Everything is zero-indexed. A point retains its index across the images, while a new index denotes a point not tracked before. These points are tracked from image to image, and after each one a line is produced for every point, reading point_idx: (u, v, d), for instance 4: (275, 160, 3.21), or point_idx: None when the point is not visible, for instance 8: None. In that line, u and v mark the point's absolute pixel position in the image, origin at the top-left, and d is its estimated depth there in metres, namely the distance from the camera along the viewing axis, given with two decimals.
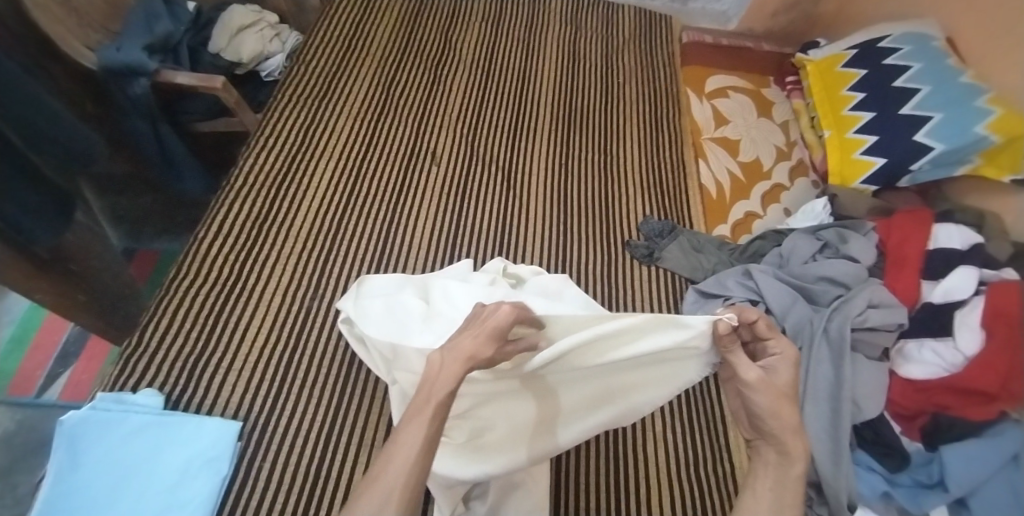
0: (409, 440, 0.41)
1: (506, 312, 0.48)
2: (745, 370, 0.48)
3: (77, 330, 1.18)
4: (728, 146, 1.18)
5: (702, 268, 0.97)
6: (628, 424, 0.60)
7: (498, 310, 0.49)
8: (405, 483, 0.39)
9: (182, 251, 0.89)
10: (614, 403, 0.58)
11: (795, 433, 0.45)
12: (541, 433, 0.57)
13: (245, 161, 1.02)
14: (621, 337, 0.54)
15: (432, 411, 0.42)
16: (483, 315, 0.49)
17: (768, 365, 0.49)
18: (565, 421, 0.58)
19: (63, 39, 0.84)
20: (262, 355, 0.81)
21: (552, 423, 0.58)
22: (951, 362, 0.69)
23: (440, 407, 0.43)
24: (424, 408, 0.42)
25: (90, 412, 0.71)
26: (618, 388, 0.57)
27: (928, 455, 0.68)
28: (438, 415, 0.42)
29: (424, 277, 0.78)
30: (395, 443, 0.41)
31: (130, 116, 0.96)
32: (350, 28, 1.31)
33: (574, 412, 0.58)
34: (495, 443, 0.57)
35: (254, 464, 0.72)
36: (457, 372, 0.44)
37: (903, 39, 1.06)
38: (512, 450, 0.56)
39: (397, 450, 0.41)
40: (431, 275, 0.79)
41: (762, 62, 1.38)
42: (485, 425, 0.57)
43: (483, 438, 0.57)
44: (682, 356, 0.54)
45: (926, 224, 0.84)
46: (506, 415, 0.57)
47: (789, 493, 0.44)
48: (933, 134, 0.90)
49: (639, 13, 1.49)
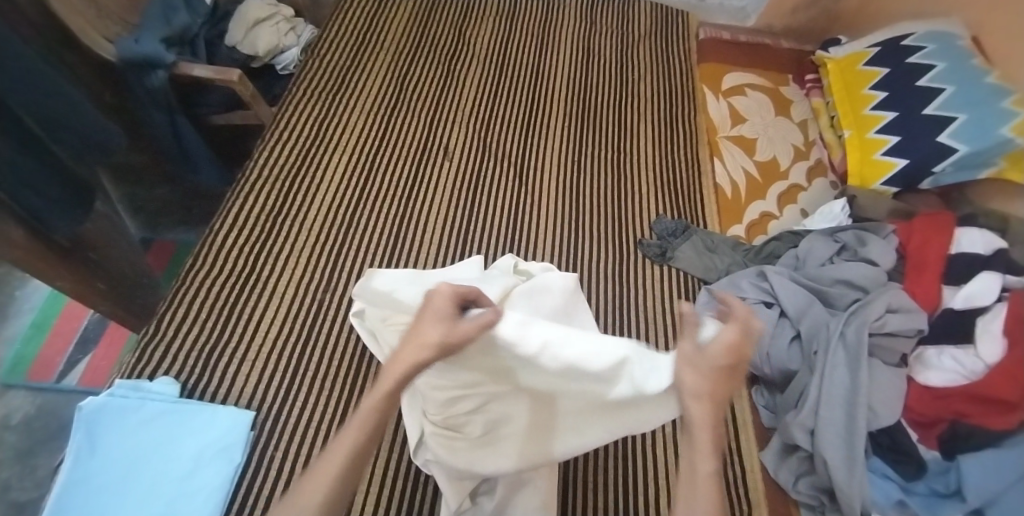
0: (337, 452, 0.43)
1: (446, 295, 0.46)
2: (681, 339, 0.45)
3: (96, 318, 1.20)
4: (744, 145, 1.17)
5: (715, 268, 0.96)
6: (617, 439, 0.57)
7: (436, 294, 0.46)
8: (322, 501, 0.42)
9: (198, 243, 0.90)
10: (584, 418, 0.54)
11: (694, 397, 0.44)
12: (541, 438, 0.56)
13: (260, 155, 1.02)
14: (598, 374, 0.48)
15: (362, 421, 0.44)
16: (428, 307, 0.46)
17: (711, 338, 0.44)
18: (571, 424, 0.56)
19: (82, 31, 0.85)
20: (275, 347, 0.82)
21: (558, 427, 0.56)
22: (970, 369, 0.67)
23: (372, 419, 0.44)
24: (356, 421, 0.45)
25: (107, 399, 0.72)
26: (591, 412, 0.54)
27: (945, 463, 0.67)
28: (368, 425, 0.45)
29: (433, 278, 0.75)
30: (320, 462, 0.44)
31: (147, 107, 0.97)
32: (365, 22, 1.31)
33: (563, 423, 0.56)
34: (511, 438, 0.57)
35: (265, 454, 0.72)
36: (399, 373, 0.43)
37: (927, 38, 1.04)
38: (526, 452, 0.56)
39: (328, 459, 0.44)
40: (441, 274, 0.76)
41: (781, 59, 1.35)
42: (501, 419, 0.57)
43: (496, 433, 0.57)
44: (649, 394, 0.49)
45: (948, 228, 0.82)
46: (517, 412, 0.56)
47: (698, 457, 0.42)
48: (956, 135, 0.88)
49: (655, 9, 1.47)
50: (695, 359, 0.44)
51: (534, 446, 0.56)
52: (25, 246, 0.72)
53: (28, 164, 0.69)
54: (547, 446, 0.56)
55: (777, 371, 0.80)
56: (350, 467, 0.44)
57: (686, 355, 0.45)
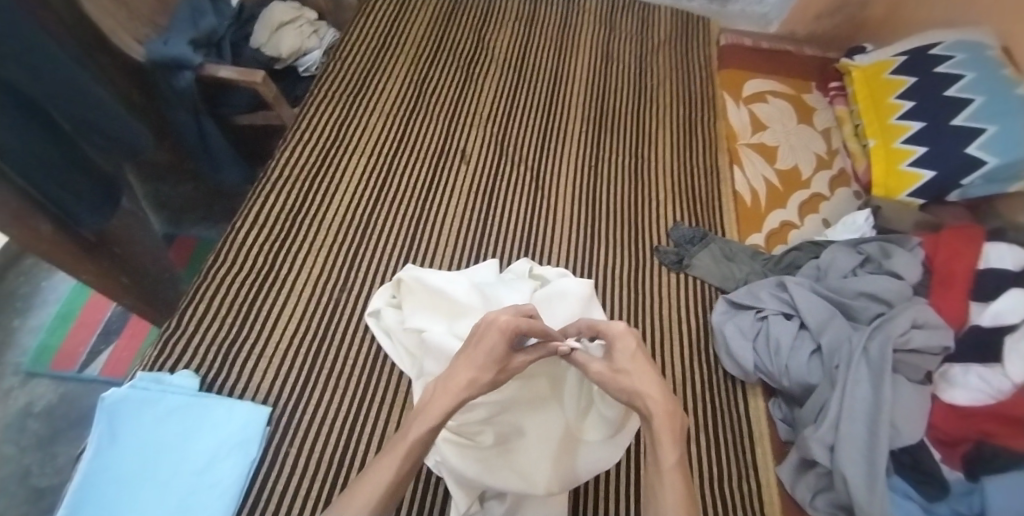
0: (379, 475, 0.43)
1: (504, 328, 0.48)
2: (590, 363, 0.50)
3: (118, 310, 1.23)
4: (765, 153, 1.15)
5: (734, 278, 0.95)
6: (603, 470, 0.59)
7: (494, 325, 0.48)
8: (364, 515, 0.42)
9: (220, 240, 0.91)
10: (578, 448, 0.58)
11: (636, 391, 0.46)
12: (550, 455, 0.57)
13: (281, 155, 1.04)
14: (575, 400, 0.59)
15: (407, 449, 0.44)
16: (481, 333, 0.49)
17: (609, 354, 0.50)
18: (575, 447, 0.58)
19: (113, 31, 0.87)
20: (291, 345, 0.83)
21: (562, 452, 0.57)
22: (997, 388, 0.65)
23: (415, 445, 0.44)
24: (398, 448, 0.44)
25: (129, 391, 0.73)
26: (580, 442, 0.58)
27: (969, 485, 0.65)
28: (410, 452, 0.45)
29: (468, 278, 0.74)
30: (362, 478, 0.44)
31: (174, 107, 0.99)
32: (386, 25, 1.33)
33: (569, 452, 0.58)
34: (522, 452, 0.58)
35: (279, 450, 0.73)
36: (444, 406, 0.45)
37: (955, 47, 1.01)
38: (534, 470, 0.56)
39: (368, 478, 0.43)
40: (470, 275, 0.76)
41: (804, 66, 1.33)
42: (512, 431, 0.58)
43: (509, 448, 0.58)
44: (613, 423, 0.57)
45: (977, 240, 0.79)
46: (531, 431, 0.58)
47: (662, 449, 0.43)
48: (985, 147, 0.87)
49: (676, 14, 1.47)
50: (614, 370, 0.49)
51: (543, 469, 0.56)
52: (54, 240, 0.74)
53: (58, 160, 0.71)
54: (553, 472, 0.57)
55: (796, 384, 0.78)
56: (393, 489, 0.43)
57: (605, 371, 0.49)
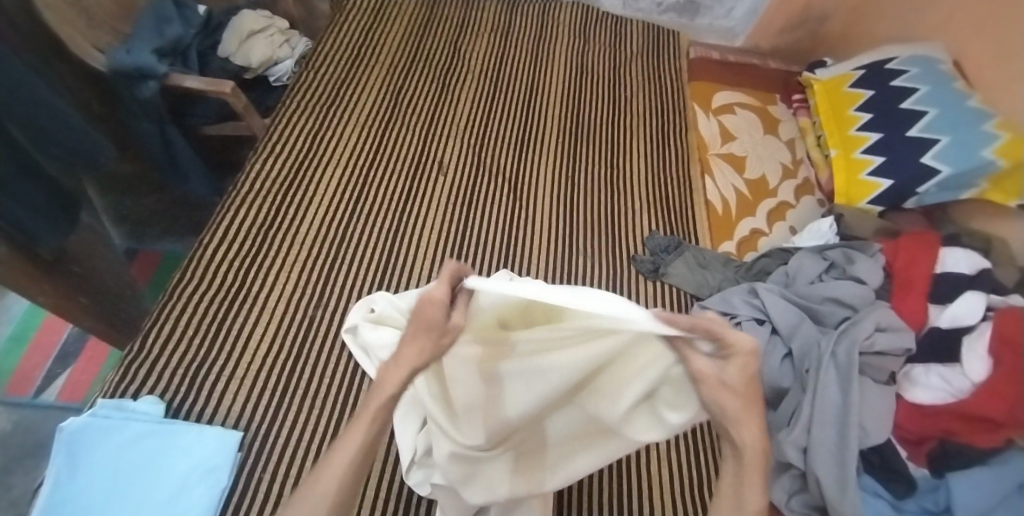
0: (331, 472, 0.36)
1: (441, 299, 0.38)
2: (691, 358, 0.36)
3: (76, 331, 1.17)
4: (734, 163, 1.19)
5: (707, 285, 0.97)
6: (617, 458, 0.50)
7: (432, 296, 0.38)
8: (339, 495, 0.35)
9: (187, 257, 0.89)
10: (596, 435, 0.49)
11: (734, 422, 0.37)
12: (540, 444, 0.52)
13: (252, 168, 1.01)
14: (630, 374, 0.42)
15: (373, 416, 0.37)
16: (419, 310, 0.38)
17: (720, 356, 0.35)
18: (602, 440, 0.49)
19: (72, 40, 0.84)
20: (263, 364, 0.80)
21: (576, 437, 0.51)
22: (956, 387, 0.69)
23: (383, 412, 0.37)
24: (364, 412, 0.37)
25: (88, 419, 0.69)
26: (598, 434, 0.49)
27: (934, 481, 0.68)
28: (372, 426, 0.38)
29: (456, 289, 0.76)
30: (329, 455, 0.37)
31: (138, 117, 0.96)
32: (361, 34, 1.32)
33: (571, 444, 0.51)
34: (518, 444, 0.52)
35: (254, 476, 0.70)
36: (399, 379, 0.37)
37: (909, 62, 1.07)
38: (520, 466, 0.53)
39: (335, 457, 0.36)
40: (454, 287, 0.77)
41: (769, 79, 1.38)
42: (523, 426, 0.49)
43: (518, 435, 0.51)
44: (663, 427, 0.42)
45: (933, 247, 0.84)
46: (547, 418, 0.50)
47: (749, 490, 0.37)
48: (939, 157, 0.91)
49: (647, 28, 1.50)
50: (720, 381, 0.35)
51: (550, 450, 0.53)
52: (7, 259, 0.71)
53: (13, 174, 0.68)
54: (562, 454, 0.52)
55: (769, 387, 0.81)
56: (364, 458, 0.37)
57: (706, 378, 0.35)
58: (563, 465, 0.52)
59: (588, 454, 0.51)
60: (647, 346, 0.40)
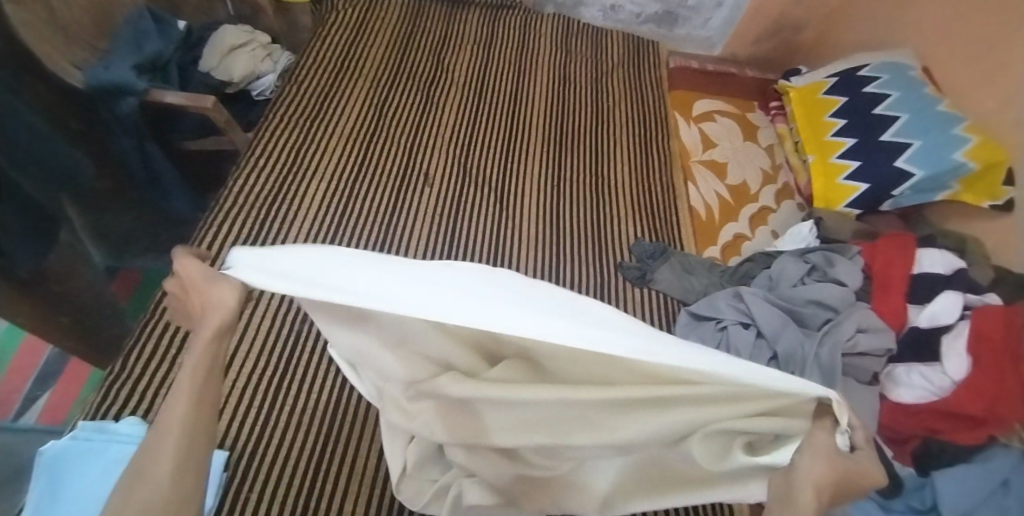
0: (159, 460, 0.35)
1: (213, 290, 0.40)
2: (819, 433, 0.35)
3: (55, 353, 1.13)
4: (715, 169, 1.21)
5: (693, 290, 0.98)
6: (666, 504, 0.52)
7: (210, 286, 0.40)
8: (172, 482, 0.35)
9: (169, 273, 0.87)
10: (660, 479, 0.51)
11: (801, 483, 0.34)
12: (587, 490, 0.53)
13: (235, 183, 1.00)
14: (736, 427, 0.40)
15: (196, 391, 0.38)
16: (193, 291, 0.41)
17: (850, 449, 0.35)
18: (663, 491, 0.51)
19: (48, 56, 0.82)
20: (248, 382, 0.79)
21: (637, 486, 0.52)
22: (939, 386, 0.71)
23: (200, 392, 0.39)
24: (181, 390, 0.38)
25: (70, 443, 0.67)
26: (660, 478, 0.50)
27: (919, 480, 0.69)
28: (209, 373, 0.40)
29: None
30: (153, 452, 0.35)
31: (116, 134, 0.95)
32: (343, 48, 1.32)
33: (625, 493, 0.52)
34: (571, 483, 0.53)
35: (239, 497, 0.68)
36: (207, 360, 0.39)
37: (881, 68, 1.10)
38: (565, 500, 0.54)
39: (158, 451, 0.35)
40: None
41: (747, 87, 1.41)
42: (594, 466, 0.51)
43: (574, 470, 0.52)
44: (744, 475, 0.44)
45: (909, 248, 0.86)
46: (610, 462, 0.50)
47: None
48: (912, 161, 0.94)
49: (627, 38, 1.52)
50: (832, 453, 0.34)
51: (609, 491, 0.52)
52: None
53: None
54: (629, 490, 0.52)
55: None
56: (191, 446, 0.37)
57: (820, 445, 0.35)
58: (620, 504, 0.53)
59: (655, 493, 0.51)
60: (793, 405, 0.38)
